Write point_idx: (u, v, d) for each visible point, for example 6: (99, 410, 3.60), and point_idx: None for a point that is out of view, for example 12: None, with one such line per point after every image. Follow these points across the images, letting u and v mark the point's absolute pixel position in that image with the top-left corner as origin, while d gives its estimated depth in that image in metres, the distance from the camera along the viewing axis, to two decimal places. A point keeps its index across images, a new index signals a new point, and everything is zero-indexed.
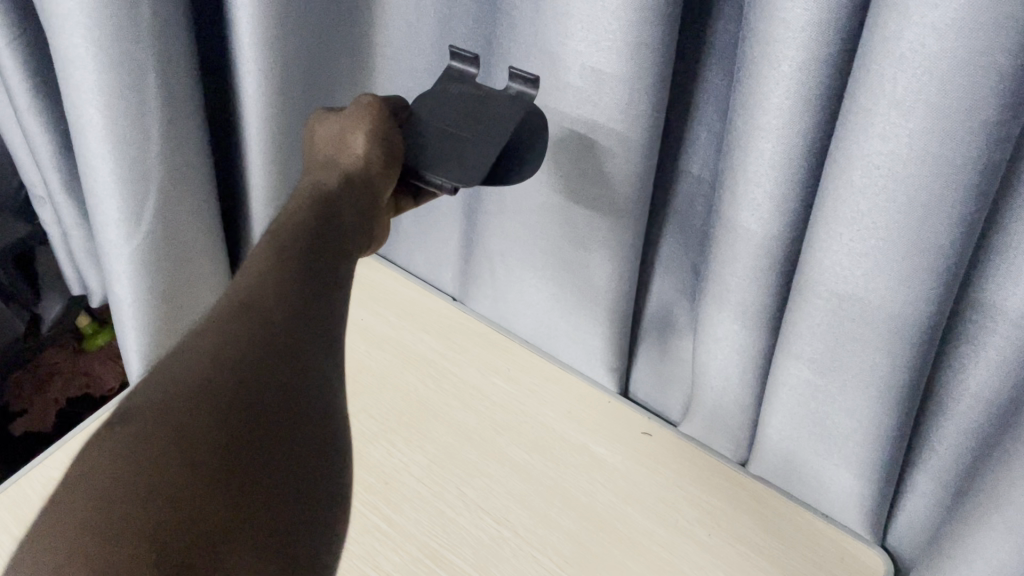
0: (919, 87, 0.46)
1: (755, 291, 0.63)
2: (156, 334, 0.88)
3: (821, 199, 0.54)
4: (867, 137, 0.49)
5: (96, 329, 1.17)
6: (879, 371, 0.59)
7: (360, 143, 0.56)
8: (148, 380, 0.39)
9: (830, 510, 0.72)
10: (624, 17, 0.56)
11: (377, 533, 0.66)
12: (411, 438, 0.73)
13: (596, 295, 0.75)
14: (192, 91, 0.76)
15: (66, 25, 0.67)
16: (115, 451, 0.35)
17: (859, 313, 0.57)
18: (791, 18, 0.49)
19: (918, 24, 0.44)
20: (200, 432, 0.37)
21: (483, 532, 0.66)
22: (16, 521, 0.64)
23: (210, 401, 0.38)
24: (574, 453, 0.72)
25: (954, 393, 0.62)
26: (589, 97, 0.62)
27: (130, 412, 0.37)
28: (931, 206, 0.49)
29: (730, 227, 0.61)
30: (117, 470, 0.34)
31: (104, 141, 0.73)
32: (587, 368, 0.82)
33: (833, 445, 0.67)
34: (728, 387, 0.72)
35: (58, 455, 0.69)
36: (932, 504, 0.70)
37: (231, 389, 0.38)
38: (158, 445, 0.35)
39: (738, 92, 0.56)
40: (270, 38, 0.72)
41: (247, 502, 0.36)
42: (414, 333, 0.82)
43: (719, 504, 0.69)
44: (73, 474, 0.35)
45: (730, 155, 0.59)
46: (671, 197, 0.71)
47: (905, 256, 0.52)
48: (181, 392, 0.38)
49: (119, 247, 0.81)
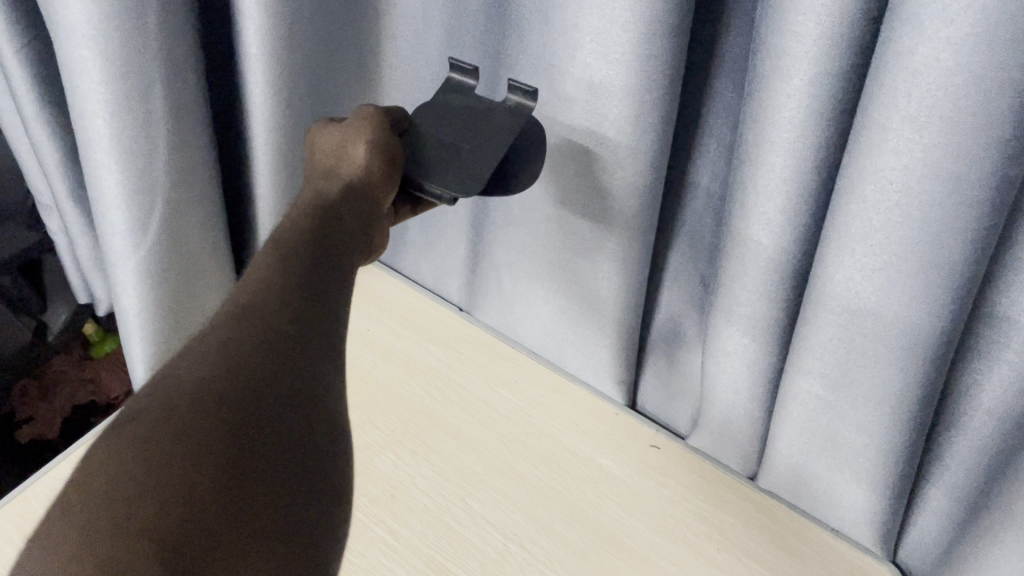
0: (933, 101, 0.45)
1: (765, 305, 0.63)
2: (162, 344, 0.88)
3: (832, 213, 0.54)
4: (879, 152, 0.49)
5: (102, 336, 1.17)
6: (890, 387, 0.58)
7: (362, 153, 0.56)
8: (155, 384, 0.39)
9: (840, 525, 0.71)
10: (632, 29, 0.55)
11: (383, 546, 0.65)
12: (417, 450, 0.72)
13: (604, 306, 0.74)
14: (199, 101, 0.76)
15: (73, 38, 0.67)
16: (121, 454, 0.35)
17: (871, 327, 0.56)
18: (802, 31, 0.48)
19: (932, 40, 0.43)
20: (203, 435, 0.36)
21: (491, 546, 0.65)
22: (19, 530, 0.63)
23: (212, 404, 0.37)
24: (582, 466, 0.72)
25: (967, 408, 0.61)
26: (596, 110, 0.61)
27: (136, 414, 0.37)
28: (945, 220, 0.49)
29: (741, 241, 0.60)
30: (118, 473, 0.34)
31: (112, 152, 0.73)
32: (594, 380, 0.82)
33: (843, 460, 0.66)
34: (738, 401, 0.71)
35: (61, 466, 0.68)
36: (945, 520, 0.68)
37: (230, 394, 0.38)
38: (159, 448, 0.35)
39: (749, 105, 0.55)
40: (277, 48, 0.71)
41: (253, 511, 0.36)
42: (420, 345, 0.82)
43: (728, 519, 0.68)
44: (77, 477, 0.35)
45: (741, 168, 0.58)
46: (679, 209, 0.70)
47: (919, 272, 0.51)
48: (184, 397, 0.37)
49: (126, 258, 0.80)
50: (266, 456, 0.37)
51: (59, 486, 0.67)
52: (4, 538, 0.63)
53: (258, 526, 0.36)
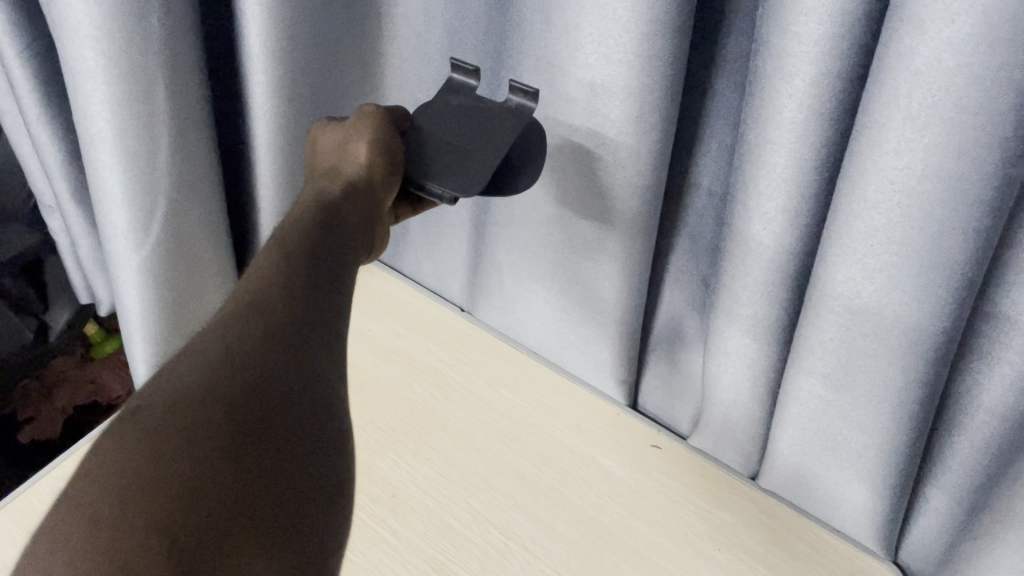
0: (934, 101, 0.45)
1: (766, 305, 0.63)
2: (164, 344, 0.88)
3: (833, 213, 0.54)
4: (881, 152, 0.49)
5: (104, 337, 1.17)
6: (892, 387, 0.58)
7: (363, 152, 0.56)
8: (158, 382, 0.39)
9: (841, 525, 0.71)
10: (634, 30, 0.55)
11: (385, 546, 0.65)
12: (419, 451, 0.72)
13: (605, 306, 0.75)
14: (201, 101, 0.76)
15: (75, 38, 0.67)
16: (124, 451, 0.35)
17: (872, 327, 0.56)
18: (804, 32, 0.48)
19: (934, 40, 0.44)
20: (206, 433, 0.36)
21: (492, 547, 0.65)
22: (21, 530, 0.63)
23: (214, 402, 0.38)
24: (583, 466, 0.72)
25: (968, 408, 0.61)
26: (597, 110, 0.62)
27: (139, 411, 0.37)
28: (946, 220, 0.49)
29: (742, 242, 0.60)
30: (120, 470, 0.34)
31: (114, 152, 0.73)
32: (595, 380, 0.82)
33: (844, 460, 0.66)
34: (739, 401, 0.71)
35: (63, 466, 0.68)
36: (947, 520, 0.68)
37: (232, 391, 0.38)
38: (162, 445, 0.35)
39: (750, 106, 0.55)
40: (279, 49, 0.72)
41: (256, 508, 0.36)
42: (421, 345, 0.82)
43: (729, 519, 0.68)
44: (80, 475, 0.35)
45: (742, 168, 0.58)
46: (680, 209, 0.70)
47: (920, 271, 0.52)
48: (187, 395, 0.38)
49: (128, 258, 0.81)
50: (268, 455, 0.38)
51: (61, 485, 0.67)
52: (6, 538, 0.63)
53: (261, 523, 0.36)
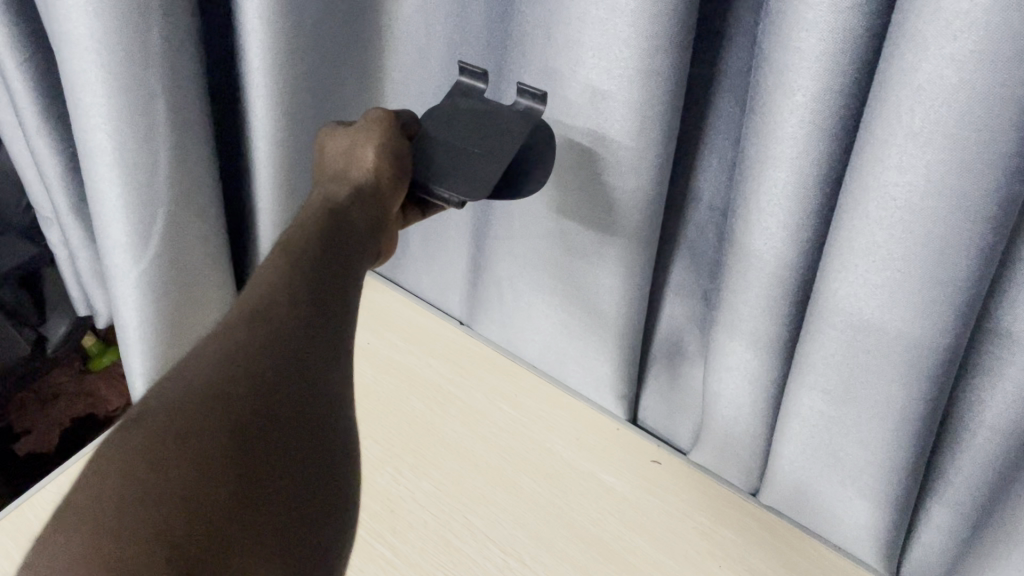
0: (936, 117, 0.45)
1: (768, 319, 0.62)
2: (162, 356, 0.87)
3: (836, 229, 0.53)
4: (884, 169, 0.48)
5: (101, 349, 1.17)
6: (896, 403, 0.58)
7: (371, 157, 0.56)
8: (162, 387, 0.39)
9: (842, 542, 0.70)
10: (635, 46, 0.55)
11: (382, 563, 0.64)
12: (417, 465, 0.72)
13: (607, 319, 0.74)
14: (201, 113, 0.76)
15: (76, 51, 0.67)
16: (126, 459, 0.35)
17: (876, 343, 0.56)
18: (803, 47, 0.49)
19: (936, 56, 0.43)
20: (207, 436, 0.36)
21: (491, 563, 0.65)
22: (17, 545, 0.62)
23: (219, 405, 0.37)
24: (582, 480, 0.71)
25: (969, 425, 0.61)
26: (599, 124, 0.61)
27: (143, 415, 0.37)
28: (949, 235, 0.48)
29: (745, 257, 0.60)
30: (122, 476, 0.34)
31: (114, 165, 0.73)
32: (595, 395, 0.82)
33: (845, 476, 0.66)
34: (740, 416, 0.70)
35: (60, 480, 0.67)
36: (949, 538, 0.68)
37: (237, 394, 0.38)
38: (162, 450, 0.35)
39: (752, 119, 0.55)
40: (280, 60, 0.72)
41: (258, 514, 0.36)
42: (421, 358, 0.81)
43: (730, 536, 0.67)
44: (81, 483, 0.35)
45: (743, 182, 0.58)
46: (681, 223, 0.70)
47: (924, 287, 0.51)
48: (190, 399, 0.37)
49: (125, 271, 0.80)
50: (270, 460, 0.37)
51: (56, 499, 0.66)
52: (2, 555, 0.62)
53: (264, 529, 0.36)
